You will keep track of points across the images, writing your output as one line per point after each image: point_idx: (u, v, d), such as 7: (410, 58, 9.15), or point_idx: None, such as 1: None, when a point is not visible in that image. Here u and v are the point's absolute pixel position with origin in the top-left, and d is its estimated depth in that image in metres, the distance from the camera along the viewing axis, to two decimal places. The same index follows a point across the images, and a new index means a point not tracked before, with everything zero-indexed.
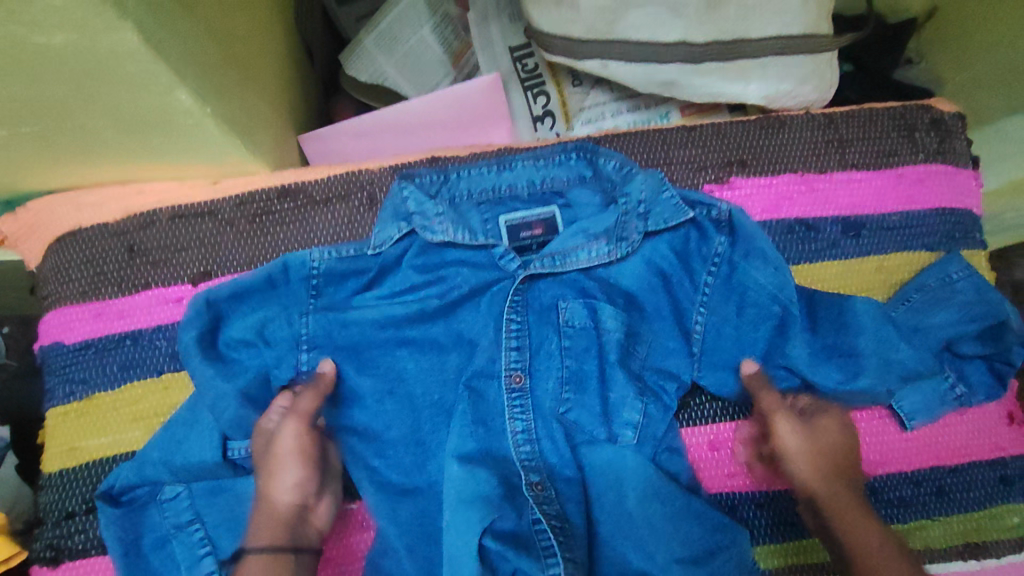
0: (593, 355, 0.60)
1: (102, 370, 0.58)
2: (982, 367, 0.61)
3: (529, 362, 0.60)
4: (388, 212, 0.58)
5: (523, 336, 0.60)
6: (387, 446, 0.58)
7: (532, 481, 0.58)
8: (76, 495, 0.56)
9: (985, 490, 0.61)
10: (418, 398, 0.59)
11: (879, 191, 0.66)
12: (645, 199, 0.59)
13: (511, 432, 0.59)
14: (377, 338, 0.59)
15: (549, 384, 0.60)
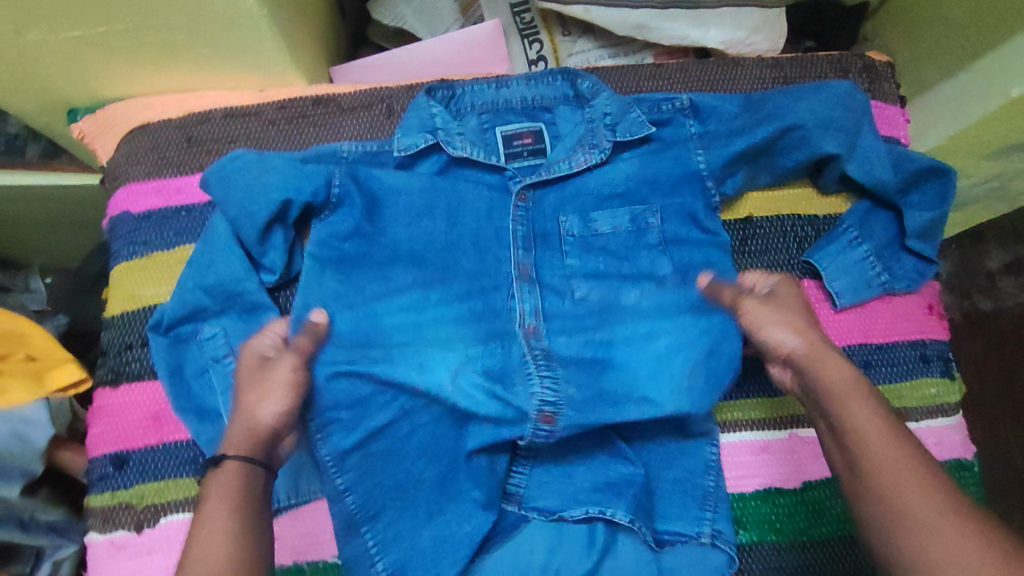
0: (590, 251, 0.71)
1: (160, 234, 0.71)
2: (907, 261, 0.72)
3: (534, 255, 0.71)
4: (416, 124, 0.71)
5: (527, 234, 0.71)
6: (403, 320, 0.67)
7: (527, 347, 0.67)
8: (134, 332, 0.68)
9: (907, 366, 0.72)
10: (438, 279, 0.69)
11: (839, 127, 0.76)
12: (611, 112, 0.72)
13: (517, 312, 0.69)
14: (401, 226, 0.70)
15: (552, 274, 0.70)
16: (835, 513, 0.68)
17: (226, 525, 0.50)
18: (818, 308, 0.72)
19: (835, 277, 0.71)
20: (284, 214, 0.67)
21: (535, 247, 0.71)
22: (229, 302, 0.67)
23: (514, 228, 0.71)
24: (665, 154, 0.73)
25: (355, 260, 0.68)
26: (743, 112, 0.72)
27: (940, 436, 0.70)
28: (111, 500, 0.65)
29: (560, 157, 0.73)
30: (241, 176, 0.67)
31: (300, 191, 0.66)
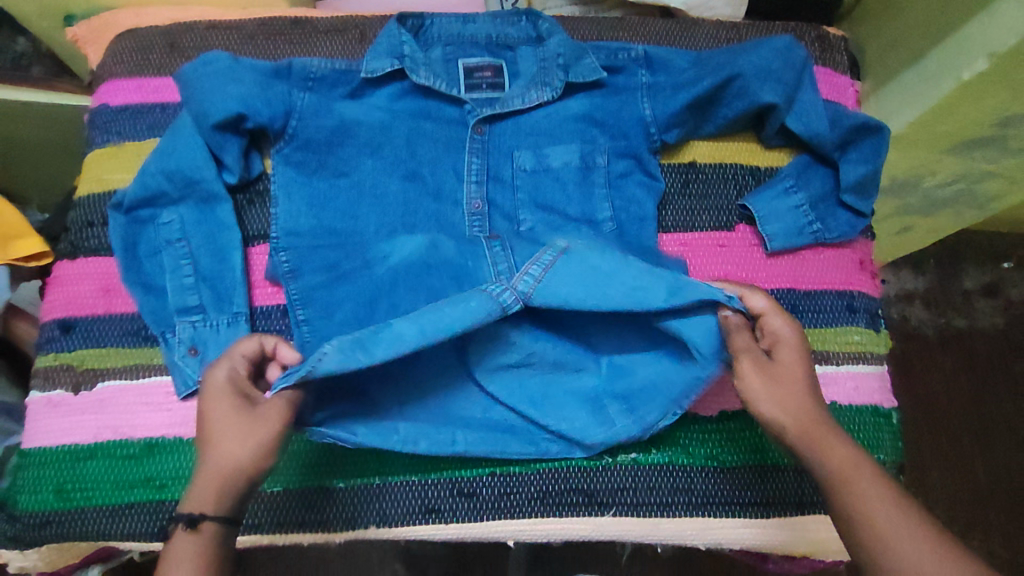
0: (542, 183, 0.75)
1: (134, 127, 0.75)
2: (842, 215, 0.74)
3: (486, 194, 0.75)
4: (386, 48, 0.74)
5: (482, 173, 0.75)
6: (362, 235, 0.73)
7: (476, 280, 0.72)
8: (96, 211, 0.72)
9: (834, 314, 0.72)
10: (392, 198, 0.74)
11: (732, 248, 0.74)
12: (562, 53, 0.76)
13: (474, 241, 0.73)
14: (368, 161, 0.74)
15: (506, 202, 0.75)
16: (748, 441, 0.69)
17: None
18: (749, 250, 0.74)
19: (767, 220, 0.73)
20: (239, 121, 0.70)
21: (487, 202, 0.75)
22: (188, 192, 0.71)
23: (468, 166, 0.75)
24: (612, 106, 0.76)
25: (320, 207, 0.73)
26: (700, 64, 0.75)
27: (861, 381, 0.70)
28: (53, 361, 0.67)
29: (515, 93, 0.76)
30: (209, 79, 0.70)
31: (259, 111, 0.70)
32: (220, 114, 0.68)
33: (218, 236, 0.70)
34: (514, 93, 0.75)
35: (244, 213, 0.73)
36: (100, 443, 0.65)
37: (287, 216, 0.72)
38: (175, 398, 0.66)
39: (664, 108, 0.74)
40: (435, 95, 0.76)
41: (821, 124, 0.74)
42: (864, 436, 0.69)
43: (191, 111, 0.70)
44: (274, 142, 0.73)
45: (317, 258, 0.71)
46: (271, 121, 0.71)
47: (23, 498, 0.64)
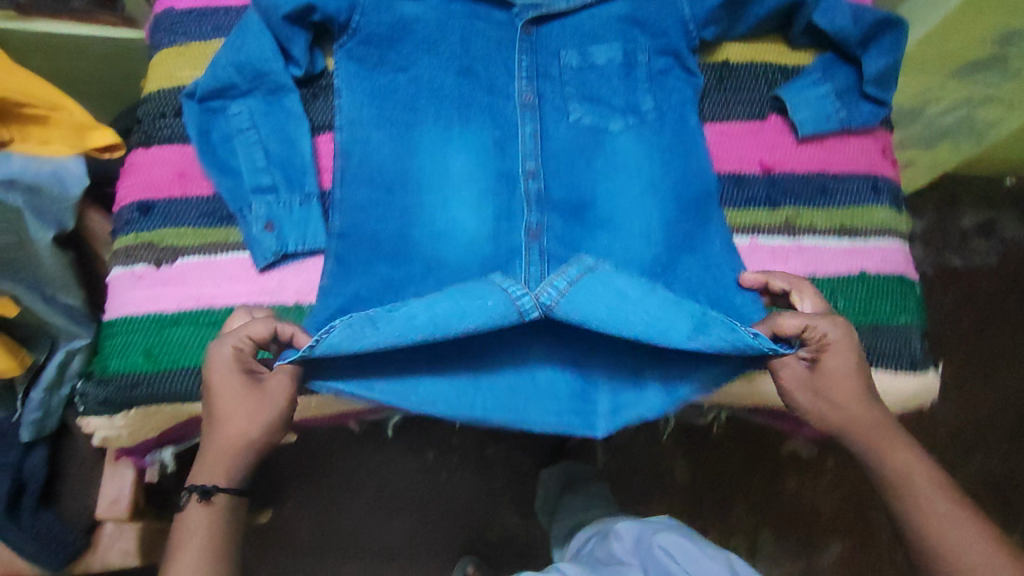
0: (587, 79, 0.80)
1: (199, 29, 0.79)
2: (866, 105, 0.79)
3: (536, 88, 0.79)
4: None
5: (531, 69, 0.79)
6: (418, 127, 0.77)
7: (526, 166, 0.77)
8: (168, 104, 0.75)
9: (860, 194, 0.78)
10: (447, 92, 0.78)
11: (767, 136, 0.79)
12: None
13: (524, 132, 0.78)
14: (424, 58, 0.78)
15: (555, 96, 0.79)
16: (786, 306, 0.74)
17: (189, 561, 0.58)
18: (782, 138, 0.79)
19: (798, 109, 0.78)
20: (306, 13, 0.74)
21: (537, 96, 0.79)
22: (257, 84, 0.75)
23: (518, 63, 0.79)
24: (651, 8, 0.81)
25: (368, 152, 0.75)
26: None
27: (887, 254, 0.76)
28: (135, 240, 0.71)
29: None
30: None
31: (325, 3, 0.74)
32: (289, 5, 0.72)
33: (285, 124, 0.74)
34: None
35: (309, 105, 0.77)
36: (184, 311, 0.69)
37: (349, 107, 0.76)
38: (253, 271, 0.71)
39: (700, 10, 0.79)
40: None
41: (848, 19, 0.78)
42: (890, 301, 0.75)
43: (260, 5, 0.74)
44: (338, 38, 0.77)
45: (378, 149, 0.76)
46: (335, 15, 0.75)
47: (114, 363, 0.69)
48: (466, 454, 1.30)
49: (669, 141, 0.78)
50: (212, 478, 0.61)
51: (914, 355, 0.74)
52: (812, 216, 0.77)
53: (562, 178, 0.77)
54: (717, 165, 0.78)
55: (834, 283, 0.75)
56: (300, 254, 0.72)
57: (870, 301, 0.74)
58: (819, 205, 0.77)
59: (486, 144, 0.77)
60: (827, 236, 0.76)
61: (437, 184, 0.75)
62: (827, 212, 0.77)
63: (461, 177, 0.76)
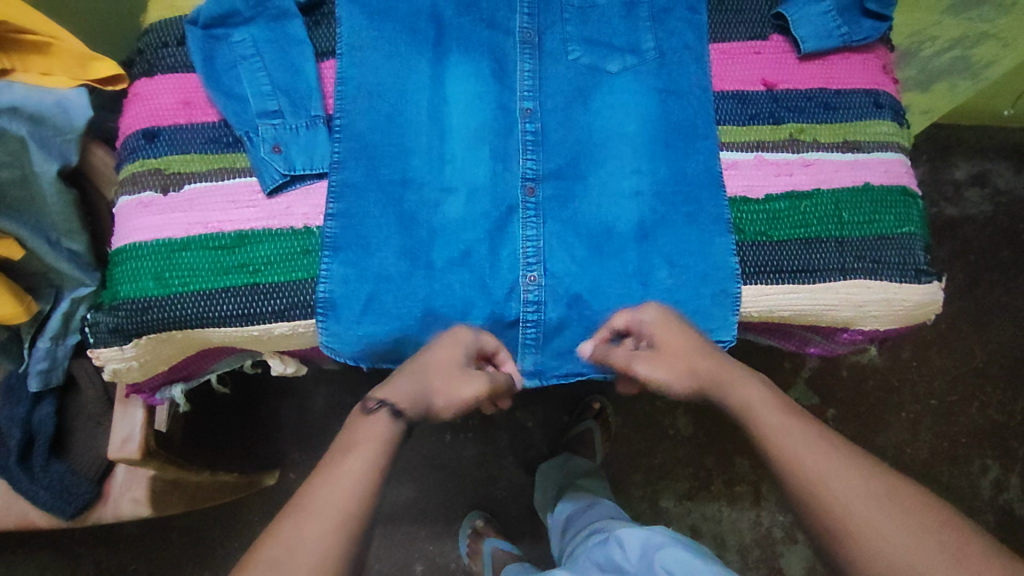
0: (588, 18, 0.77)
1: None
2: (867, 22, 0.80)
3: (537, 25, 0.77)
4: None
5: (533, 6, 0.77)
6: (410, 71, 0.74)
7: (523, 107, 0.75)
8: (171, 33, 0.75)
9: (862, 110, 0.79)
10: (446, 29, 0.75)
11: (770, 56, 0.79)
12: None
13: (522, 69, 0.75)
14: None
15: (555, 34, 0.77)
16: (796, 237, 0.73)
17: (343, 484, 0.54)
18: (784, 57, 0.80)
19: (800, 25, 0.78)
20: None
21: (538, 37, 0.76)
22: (260, 12, 0.75)
23: None
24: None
25: (360, 93, 0.72)
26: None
27: (889, 166, 0.77)
28: (141, 167, 0.70)
29: None
30: None
31: None
32: None
33: (288, 54, 0.74)
34: None
35: (311, 33, 0.77)
36: (193, 236, 0.68)
37: (346, 41, 0.74)
38: (261, 195, 0.70)
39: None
40: None
41: None
42: (894, 211, 0.75)
43: None
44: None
45: (369, 93, 0.73)
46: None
47: (124, 289, 0.68)
48: (469, 415, 1.29)
49: (671, 81, 0.76)
50: (393, 398, 0.61)
51: (920, 263, 0.74)
52: (815, 132, 0.77)
53: (559, 120, 0.75)
54: (721, 84, 0.78)
55: (841, 197, 0.75)
56: (308, 177, 0.71)
57: (875, 213, 0.74)
58: (822, 121, 0.78)
59: (485, 76, 0.75)
60: (831, 151, 0.77)
61: (429, 132, 0.73)
62: (830, 127, 0.78)
63: (457, 118, 0.74)
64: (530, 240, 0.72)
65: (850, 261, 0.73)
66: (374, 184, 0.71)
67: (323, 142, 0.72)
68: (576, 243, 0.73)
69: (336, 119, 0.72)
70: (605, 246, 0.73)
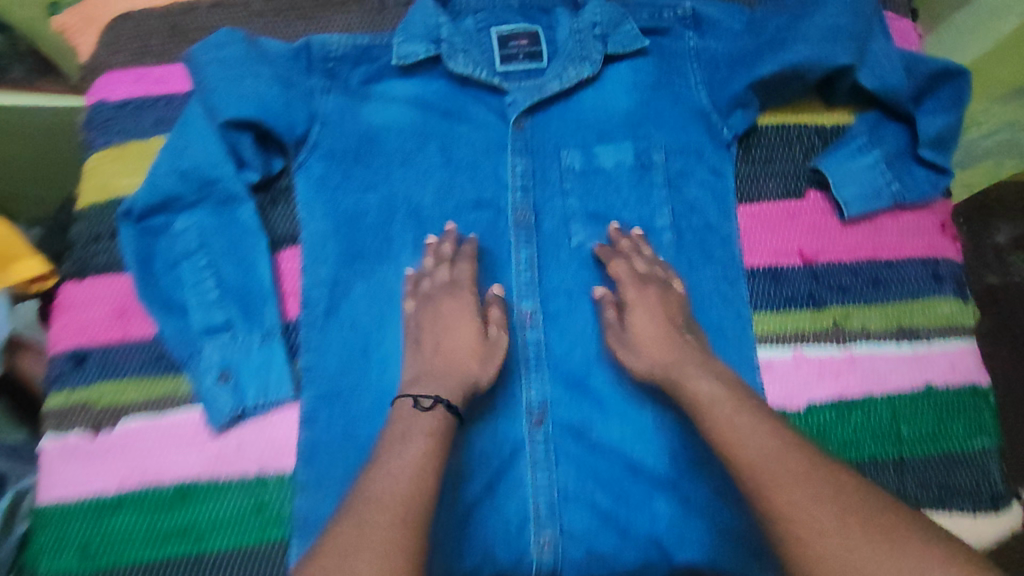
0: (593, 188, 0.67)
1: (137, 123, 0.66)
2: (921, 172, 0.68)
3: (533, 201, 0.67)
4: (420, 32, 0.67)
5: (527, 179, 0.67)
6: (383, 272, 0.63)
7: (522, 309, 0.63)
8: (104, 223, 0.64)
9: (918, 284, 0.66)
10: (427, 213, 0.65)
11: (808, 222, 0.67)
12: (600, 22, 0.68)
13: (516, 260, 0.65)
14: (399, 172, 0.65)
15: (553, 218, 0.67)
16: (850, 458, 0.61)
17: (411, 465, 0.47)
18: (824, 221, 0.67)
19: (842, 184, 0.66)
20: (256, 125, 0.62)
21: (534, 218, 0.67)
22: (204, 195, 0.63)
23: (512, 169, 0.67)
24: (661, 88, 0.69)
25: (329, 315, 0.62)
26: (784, 22, 0.67)
27: (956, 361, 0.64)
28: (67, 400, 0.60)
29: (554, 74, 0.68)
30: (221, 70, 0.63)
31: (276, 116, 0.62)
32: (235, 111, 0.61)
33: (240, 243, 0.63)
34: (552, 76, 0.68)
35: (268, 215, 0.66)
36: (126, 492, 0.57)
37: (310, 235, 0.64)
38: (208, 435, 0.59)
39: (719, 85, 0.68)
40: (474, 83, 0.69)
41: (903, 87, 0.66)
42: (963, 420, 0.62)
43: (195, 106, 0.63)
44: (297, 144, 0.65)
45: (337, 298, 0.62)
46: (292, 129, 0.63)
47: (43, 563, 0.56)
48: None
49: (692, 266, 0.65)
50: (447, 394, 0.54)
51: (996, 487, 0.61)
52: (865, 317, 0.65)
53: (564, 328, 0.64)
54: (751, 256, 0.66)
55: (897, 404, 0.62)
56: (262, 408, 0.60)
57: (938, 424, 0.62)
58: (872, 303, 0.65)
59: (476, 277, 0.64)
60: (884, 342, 0.64)
61: None
62: (882, 311, 0.65)
63: None
64: (540, 489, 0.59)
65: (912, 488, 0.60)
66: (351, 436, 0.58)
67: (278, 367, 0.60)
68: (595, 491, 0.59)
69: (300, 334, 0.62)
70: (632, 493, 0.59)
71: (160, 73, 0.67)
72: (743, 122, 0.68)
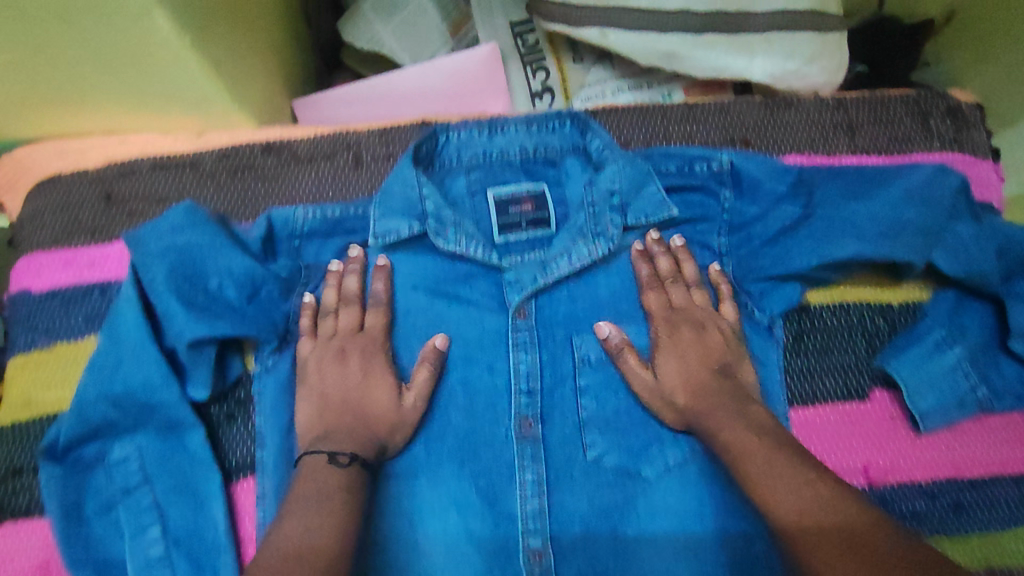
0: (612, 391, 0.58)
1: (66, 320, 0.55)
2: (1014, 369, 0.54)
3: (541, 405, 0.58)
4: (401, 205, 0.57)
5: (534, 378, 0.58)
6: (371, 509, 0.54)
7: (531, 548, 0.55)
8: (24, 452, 0.52)
9: (1011, 511, 0.53)
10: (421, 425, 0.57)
11: (872, 432, 0.55)
12: (618, 189, 0.58)
13: (522, 483, 0.56)
14: (377, 377, 0.55)
15: (564, 428, 0.57)
16: None
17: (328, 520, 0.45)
18: (892, 430, 0.56)
19: (917, 390, 0.54)
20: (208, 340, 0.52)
21: (542, 426, 0.57)
22: (143, 417, 0.51)
23: (516, 367, 0.58)
24: (688, 261, 0.58)
25: None
26: (840, 199, 0.56)
27: None
28: None
29: (559, 250, 0.59)
30: (164, 269, 0.52)
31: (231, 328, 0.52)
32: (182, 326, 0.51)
33: (191, 475, 0.52)
34: (556, 252, 0.59)
35: (222, 431, 0.55)
36: None
37: (270, 459, 0.54)
38: None
39: (762, 267, 0.57)
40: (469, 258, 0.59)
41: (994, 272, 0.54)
42: None
43: (128, 311, 0.52)
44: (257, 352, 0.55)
45: None
46: (258, 338, 0.54)
47: None
48: None
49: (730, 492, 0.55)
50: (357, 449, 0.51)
51: None
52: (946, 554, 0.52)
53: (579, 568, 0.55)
54: None
55: None
56: None
57: None
58: (954, 535, 0.53)
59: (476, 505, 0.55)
60: None
61: None
62: (968, 547, 0.52)
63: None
64: None
65: None
66: None
67: None
68: None
69: None
70: None
71: (93, 255, 0.56)
72: (785, 306, 0.57)
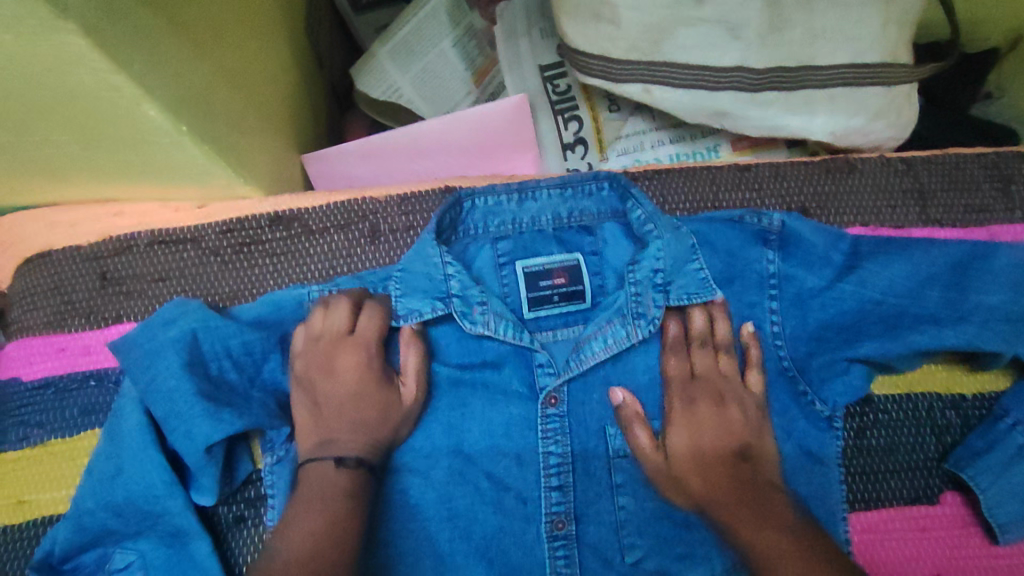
0: (655, 488, 0.50)
1: (60, 414, 0.51)
2: None
3: (573, 503, 0.50)
4: (421, 286, 0.50)
5: (565, 473, 0.50)
6: None
7: None
8: (19, 557, 0.48)
9: None
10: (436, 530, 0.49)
11: (943, 543, 0.51)
12: (663, 267, 0.50)
13: None
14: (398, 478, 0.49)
15: (600, 529, 0.50)
16: None
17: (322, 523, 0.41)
18: (963, 540, 0.51)
19: (995, 496, 0.49)
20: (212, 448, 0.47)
21: (576, 524, 0.50)
22: (142, 524, 0.47)
23: (546, 459, 0.50)
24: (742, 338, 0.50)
25: None
26: (913, 283, 0.49)
27: None
28: None
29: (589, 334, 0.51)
30: (157, 370, 0.46)
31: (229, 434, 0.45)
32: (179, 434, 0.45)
33: None
34: (587, 336, 0.51)
35: (227, 533, 0.51)
36: None
37: None
38: None
39: (823, 355, 0.51)
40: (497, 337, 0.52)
41: None
42: None
43: (128, 411, 0.47)
44: (264, 444, 0.49)
45: None
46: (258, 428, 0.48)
47: None
48: None
49: None
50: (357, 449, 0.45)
51: None
52: None
53: None
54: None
55: None
56: None
57: None
58: None
59: None
60: None
61: None
62: None
63: None
64: None
65: None
66: None
67: None
68: None
69: None
70: None
71: (88, 341, 0.53)
72: (851, 397, 0.51)
